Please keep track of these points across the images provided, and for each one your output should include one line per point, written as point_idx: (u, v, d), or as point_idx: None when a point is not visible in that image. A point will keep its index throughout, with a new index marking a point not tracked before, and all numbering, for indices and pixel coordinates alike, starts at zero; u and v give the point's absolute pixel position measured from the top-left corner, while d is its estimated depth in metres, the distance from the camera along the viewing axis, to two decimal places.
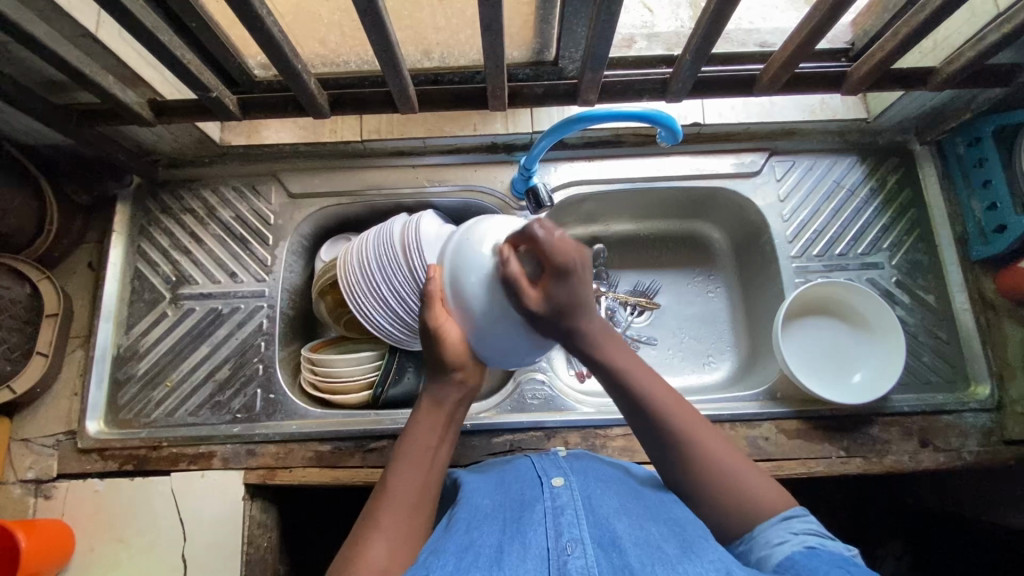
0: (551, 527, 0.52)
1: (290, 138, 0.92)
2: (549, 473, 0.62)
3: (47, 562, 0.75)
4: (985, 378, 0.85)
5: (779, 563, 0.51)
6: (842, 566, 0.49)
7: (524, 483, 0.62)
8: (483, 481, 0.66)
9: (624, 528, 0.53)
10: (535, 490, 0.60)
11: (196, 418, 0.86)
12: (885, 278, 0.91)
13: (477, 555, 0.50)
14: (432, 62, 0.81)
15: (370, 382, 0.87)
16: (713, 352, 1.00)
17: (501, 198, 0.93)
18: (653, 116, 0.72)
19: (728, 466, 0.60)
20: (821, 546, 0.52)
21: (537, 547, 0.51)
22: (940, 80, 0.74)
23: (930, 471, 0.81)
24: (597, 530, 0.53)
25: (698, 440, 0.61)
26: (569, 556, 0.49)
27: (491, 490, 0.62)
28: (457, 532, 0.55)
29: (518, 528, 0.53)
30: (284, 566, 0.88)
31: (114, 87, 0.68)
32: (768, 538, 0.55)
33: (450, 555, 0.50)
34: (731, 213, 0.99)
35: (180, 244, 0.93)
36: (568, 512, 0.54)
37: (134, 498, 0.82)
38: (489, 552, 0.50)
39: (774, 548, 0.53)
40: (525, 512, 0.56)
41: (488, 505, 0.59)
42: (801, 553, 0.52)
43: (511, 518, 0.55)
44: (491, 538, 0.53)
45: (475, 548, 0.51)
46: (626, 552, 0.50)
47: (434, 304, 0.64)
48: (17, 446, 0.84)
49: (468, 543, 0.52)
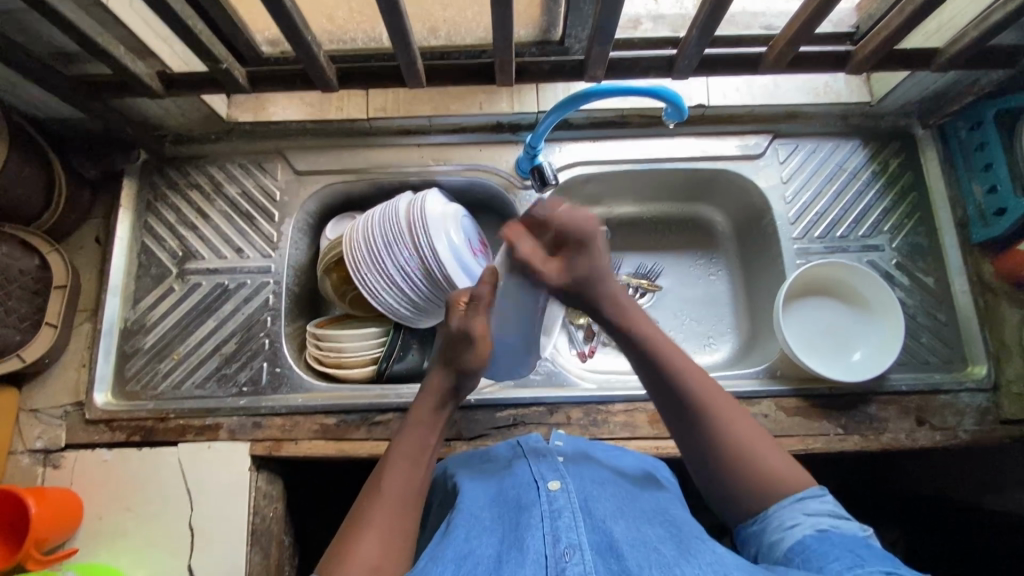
0: (550, 533, 0.55)
1: (297, 115, 0.93)
2: (546, 477, 0.63)
3: (57, 528, 0.76)
4: (982, 358, 0.86)
5: (792, 547, 0.55)
6: (853, 549, 0.52)
7: (521, 488, 0.63)
8: (481, 483, 0.66)
9: (621, 531, 0.56)
10: (532, 495, 0.61)
11: (202, 391, 0.87)
12: (886, 260, 0.92)
13: (477, 564, 0.54)
14: (438, 40, 0.81)
15: (375, 357, 0.89)
16: (714, 333, 1.01)
17: (505, 178, 0.94)
18: (661, 93, 0.72)
19: (745, 437, 0.62)
20: (833, 529, 0.55)
21: (534, 552, 0.53)
22: (943, 61, 0.75)
23: (926, 449, 0.83)
24: (596, 535, 0.56)
25: (717, 410, 0.64)
26: (567, 563, 0.52)
27: (490, 496, 0.64)
28: (457, 539, 0.57)
29: (517, 537, 0.56)
30: (289, 538, 0.89)
31: (124, 57, 0.69)
32: (779, 520, 0.58)
33: (448, 563, 0.54)
34: (733, 195, 0.99)
35: (186, 219, 0.94)
36: (564, 516, 0.56)
37: (141, 468, 0.83)
38: (488, 561, 0.54)
39: (785, 532, 0.56)
40: (523, 518, 0.58)
41: (488, 513, 0.61)
42: (811, 537, 0.55)
43: (510, 528, 0.57)
44: (491, 549, 0.56)
45: (474, 557, 0.55)
46: (623, 557, 0.53)
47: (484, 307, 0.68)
48: (25, 416, 0.85)
49: (467, 551, 0.56)
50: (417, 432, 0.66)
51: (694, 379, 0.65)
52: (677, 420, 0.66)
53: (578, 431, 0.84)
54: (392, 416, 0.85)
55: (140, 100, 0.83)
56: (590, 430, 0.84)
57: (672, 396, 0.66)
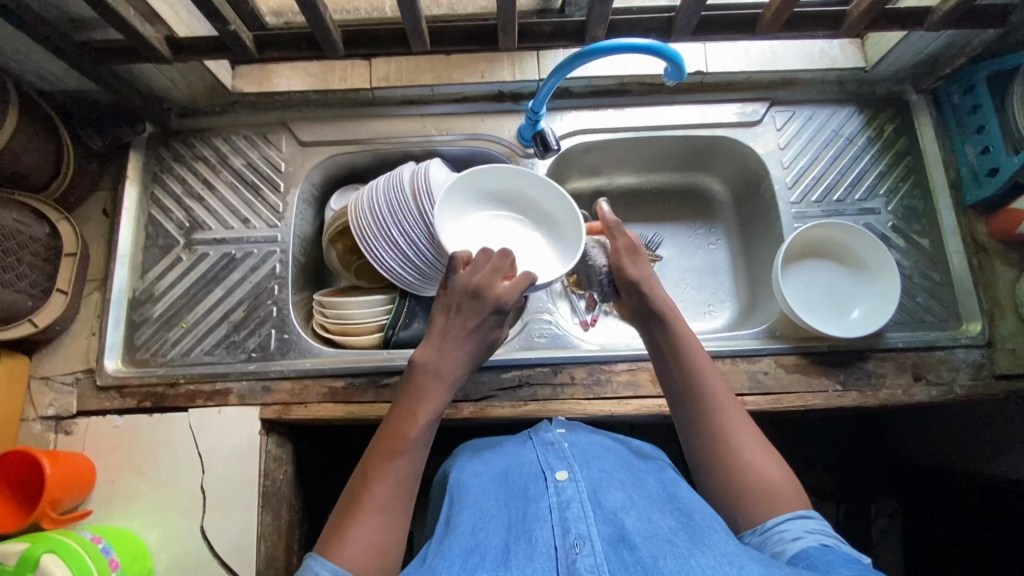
0: (558, 524, 0.54)
1: (300, 85, 0.94)
2: (554, 467, 0.64)
3: (70, 491, 0.77)
4: (976, 316, 0.88)
5: (795, 553, 0.52)
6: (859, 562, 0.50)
7: (528, 478, 0.64)
8: (485, 477, 0.67)
9: (633, 522, 0.55)
10: (539, 486, 0.62)
11: (211, 357, 0.88)
12: (881, 223, 0.93)
13: (484, 555, 0.53)
14: (441, 9, 0.85)
15: (382, 324, 0.90)
16: (714, 300, 1.02)
17: (507, 146, 0.96)
18: (661, 51, 0.73)
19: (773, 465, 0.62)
20: (838, 546, 0.53)
21: (544, 544, 0.53)
22: (935, 20, 0.77)
23: (922, 404, 0.84)
24: (607, 527, 0.54)
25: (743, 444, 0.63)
26: (578, 554, 0.50)
27: (495, 489, 0.65)
28: (462, 533, 0.57)
29: (524, 528, 0.56)
30: (300, 503, 0.91)
31: (133, 19, 0.70)
32: (783, 534, 0.56)
33: (455, 558, 0.53)
34: (732, 163, 1.01)
35: (193, 190, 0.95)
36: (573, 507, 0.56)
37: (154, 432, 0.84)
38: (495, 551, 0.54)
39: (787, 544, 0.54)
40: (530, 509, 0.58)
41: (492, 505, 0.62)
42: (815, 547, 0.52)
43: (517, 518, 0.58)
44: (498, 539, 0.56)
45: (482, 548, 0.54)
46: (636, 548, 0.51)
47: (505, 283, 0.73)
48: (37, 383, 0.86)
49: (475, 543, 0.55)
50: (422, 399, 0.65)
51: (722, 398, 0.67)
52: (668, 379, 0.71)
53: (582, 390, 0.85)
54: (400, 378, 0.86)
55: (147, 68, 0.84)
56: (596, 389, 0.85)
57: (673, 363, 0.70)
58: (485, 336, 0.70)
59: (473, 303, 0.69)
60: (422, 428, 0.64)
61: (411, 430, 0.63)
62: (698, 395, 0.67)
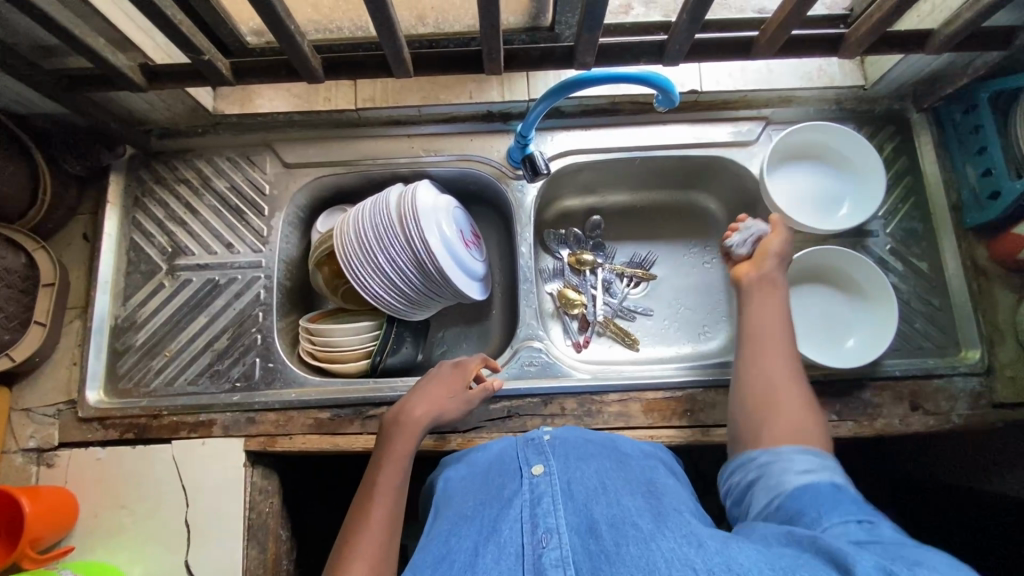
0: (528, 521, 0.53)
1: (284, 107, 0.92)
2: (530, 461, 0.63)
3: (52, 528, 0.76)
4: (975, 343, 0.86)
5: (799, 488, 0.54)
6: (862, 507, 0.51)
7: (507, 475, 0.63)
8: (466, 481, 0.67)
9: (601, 509, 0.53)
10: (515, 482, 0.60)
11: (195, 387, 0.87)
12: (880, 245, 0.91)
13: (452, 562, 0.52)
14: (427, 28, 0.81)
15: (368, 351, 0.88)
16: (708, 322, 1.00)
17: (496, 167, 0.93)
18: (651, 78, 0.72)
19: (796, 418, 0.63)
20: (845, 487, 0.55)
21: (513, 544, 0.51)
22: (937, 43, 0.74)
23: (919, 434, 0.83)
24: (577, 517, 0.53)
25: (779, 386, 0.66)
26: (544, 550, 0.49)
27: (475, 488, 0.64)
28: (438, 541, 0.56)
29: (494, 527, 0.54)
30: (287, 533, 0.90)
31: (103, 49, 0.67)
32: (792, 465, 0.57)
33: (425, 568, 0.52)
34: (728, 182, 0.99)
35: (175, 215, 0.93)
36: (544, 502, 0.55)
37: (136, 466, 0.82)
38: (464, 556, 0.52)
39: (795, 474, 0.56)
40: (504, 508, 0.56)
41: (469, 504, 0.61)
42: (824, 484, 0.54)
43: (490, 515, 0.56)
44: (468, 542, 0.54)
45: (451, 556, 0.53)
46: (601, 537, 0.50)
47: (464, 368, 0.80)
48: (18, 415, 0.85)
49: (445, 551, 0.54)
50: (397, 443, 0.71)
51: (787, 349, 0.69)
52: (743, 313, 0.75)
53: (572, 421, 0.84)
54: (386, 410, 0.85)
55: (125, 93, 0.82)
56: (586, 420, 0.84)
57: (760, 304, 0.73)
58: (457, 391, 0.77)
59: (444, 378, 0.78)
60: (393, 471, 0.68)
61: (382, 473, 0.67)
62: (762, 330, 0.71)
